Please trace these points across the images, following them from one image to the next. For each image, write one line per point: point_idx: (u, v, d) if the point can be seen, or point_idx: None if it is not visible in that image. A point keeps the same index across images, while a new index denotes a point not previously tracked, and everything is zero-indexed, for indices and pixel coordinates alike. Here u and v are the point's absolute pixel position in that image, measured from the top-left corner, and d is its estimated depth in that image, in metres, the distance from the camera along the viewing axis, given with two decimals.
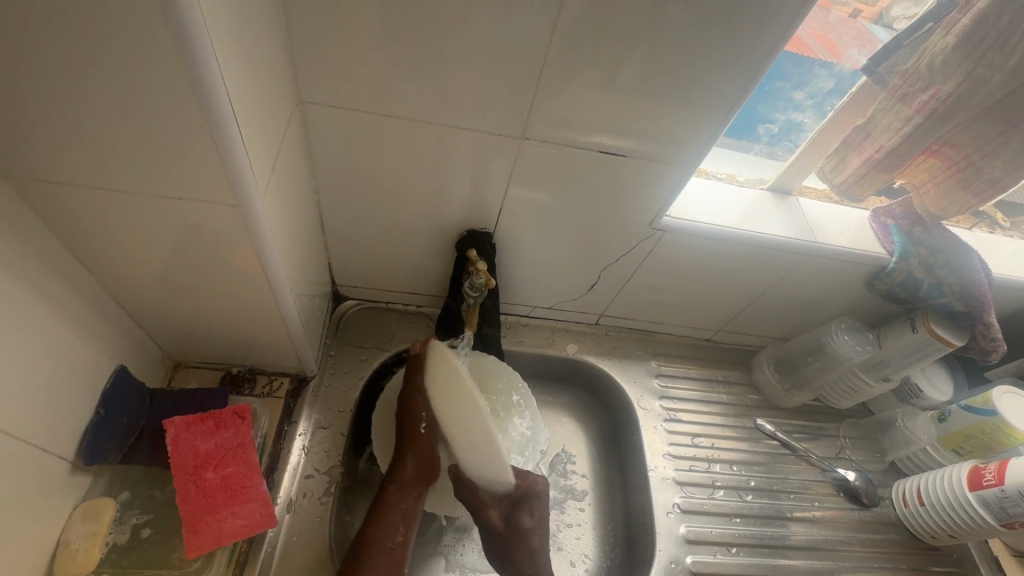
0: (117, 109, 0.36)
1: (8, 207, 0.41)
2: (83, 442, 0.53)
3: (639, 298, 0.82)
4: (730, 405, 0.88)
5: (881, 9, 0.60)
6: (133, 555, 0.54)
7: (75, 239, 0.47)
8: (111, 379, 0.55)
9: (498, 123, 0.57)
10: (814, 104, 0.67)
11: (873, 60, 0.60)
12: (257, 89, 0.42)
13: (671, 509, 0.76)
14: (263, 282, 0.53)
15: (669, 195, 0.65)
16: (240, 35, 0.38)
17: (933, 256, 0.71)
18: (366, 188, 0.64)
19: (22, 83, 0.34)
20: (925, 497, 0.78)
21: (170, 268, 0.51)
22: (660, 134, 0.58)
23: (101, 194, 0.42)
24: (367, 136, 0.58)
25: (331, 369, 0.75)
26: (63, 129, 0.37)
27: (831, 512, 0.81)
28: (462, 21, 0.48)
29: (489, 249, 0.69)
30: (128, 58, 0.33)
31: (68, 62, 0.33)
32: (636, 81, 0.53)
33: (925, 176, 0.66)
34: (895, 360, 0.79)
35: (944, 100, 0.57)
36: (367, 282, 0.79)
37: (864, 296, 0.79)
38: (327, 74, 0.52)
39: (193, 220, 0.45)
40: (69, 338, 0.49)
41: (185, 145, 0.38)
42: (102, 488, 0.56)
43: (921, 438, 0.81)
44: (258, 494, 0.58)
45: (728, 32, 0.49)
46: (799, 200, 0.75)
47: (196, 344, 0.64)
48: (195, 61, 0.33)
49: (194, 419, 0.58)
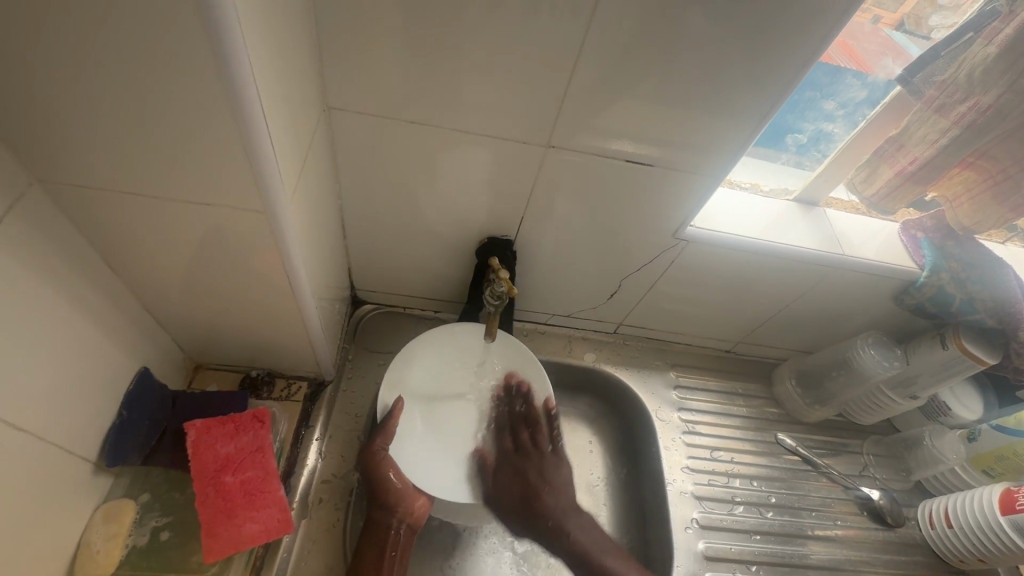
0: (153, 116, 0.36)
1: (40, 210, 0.41)
2: (106, 444, 0.53)
3: (658, 308, 0.81)
4: (750, 418, 0.87)
5: (903, 15, 0.58)
6: (153, 557, 0.54)
7: (104, 242, 0.47)
8: (134, 380, 0.56)
9: (524, 131, 0.56)
10: (844, 114, 0.65)
11: (909, 70, 0.58)
12: (288, 97, 0.42)
13: (689, 524, 0.75)
14: (287, 288, 0.53)
15: (694, 206, 0.64)
16: (273, 43, 0.37)
17: (966, 271, 0.69)
18: (388, 195, 0.64)
19: (58, 89, 0.34)
20: (953, 519, 0.75)
21: (194, 272, 0.51)
22: (686, 143, 0.57)
23: (130, 199, 0.43)
24: (391, 142, 0.58)
25: (348, 373, 0.75)
26: (96, 134, 0.37)
27: (853, 531, 0.79)
28: (490, 30, 0.48)
29: (509, 256, 0.69)
30: (165, 66, 0.33)
31: (105, 68, 0.33)
32: (665, 91, 0.52)
33: (959, 189, 0.64)
34: (923, 378, 0.77)
35: (983, 112, 0.56)
36: (385, 287, 0.79)
37: (891, 311, 0.77)
38: (354, 80, 0.52)
39: (220, 226, 0.45)
40: (96, 341, 0.50)
41: (215, 151, 0.38)
42: (123, 489, 0.56)
43: (949, 459, 0.78)
44: (276, 499, 0.57)
45: (761, 44, 0.48)
46: (827, 211, 0.73)
47: (217, 347, 0.64)
48: (231, 71, 0.33)
49: (214, 422, 0.58)
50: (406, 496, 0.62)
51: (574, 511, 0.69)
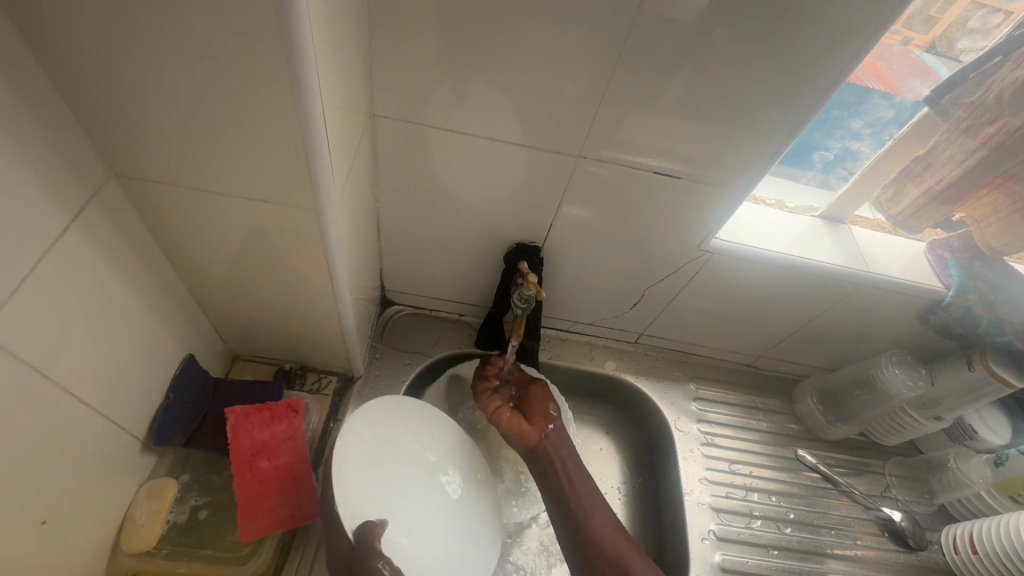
0: (221, 120, 0.39)
1: (114, 202, 0.45)
2: (153, 423, 0.56)
3: (680, 319, 0.82)
4: (769, 433, 0.86)
5: (934, 37, 0.59)
6: (191, 535, 0.57)
7: (164, 234, 0.50)
8: (181, 366, 0.59)
9: (557, 141, 0.59)
10: (872, 133, 0.65)
11: (936, 92, 0.59)
12: (341, 104, 0.45)
13: (706, 535, 0.75)
14: (327, 285, 0.56)
15: (720, 219, 0.65)
16: (334, 55, 0.41)
17: (993, 292, 0.69)
18: (423, 199, 0.67)
19: (140, 91, 0.38)
20: (978, 545, 0.74)
21: (242, 265, 0.55)
22: (715, 158, 0.59)
23: (192, 194, 0.46)
24: (430, 149, 0.60)
25: (375, 371, 0.78)
26: (168, 133, 0.41)
27: (874, 552, 0.78)
28: (529, 47, 0.51)
29: (537, 262, 0.71)
30: (238, 73, 0.36)
31: (184, 73, 0.36)
32: (696, 107, 0.54)
33: (987, 211, 0.65)
34: (948, 400, 0.77)
35: (1012, 132, 0.58)
36: (414, 289, 0.81)
37: (916, 331, 0.77)
38: (400, 89, 0.55)
39: (273, 223, 0.49)
40: (152, 327, 0.53)
41: (276, 153, 0.42)
42: (165, 469, 0.59)
43: (976, 482, 0.76)
44: (307, 486, 0.60)
45: (790, 64, 0.50)
46: (851, 229, 0.73)
47: (256, 339, 0.68)
48: (299, 79, 0.36)
49: (252, 409, 0.61)
50: None
51: (574, 461, 0.70)
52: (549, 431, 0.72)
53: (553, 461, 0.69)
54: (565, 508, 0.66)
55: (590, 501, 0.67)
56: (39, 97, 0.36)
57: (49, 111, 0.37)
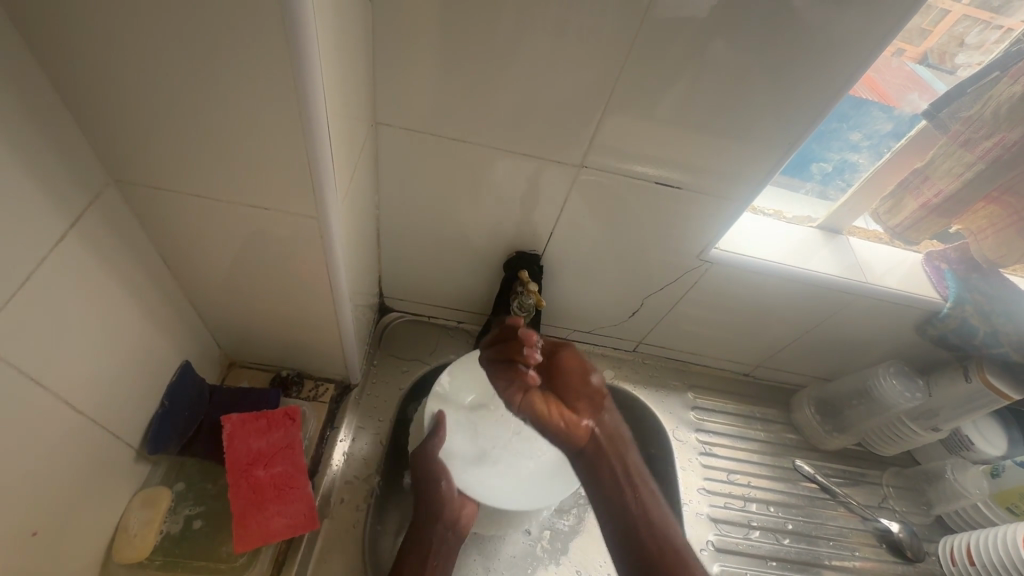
0: (223, 126, 0.39)
1: (113, 207, 0.45)
2: (149, 431, 0.55)
3: (678, 329, 0.82)
4: (767, 443, 0.86)
5: (927, 50, 0.58)
6: (184, 546, 0.56)
7: (163, 240, 0.50)
8: (177, 373, 0.58)
9: (558, 150, 0.59)
10: (870, 146, 0.66)
11: (934, 106, 0.60)
12: (344, 111, 0.44)
13: (704, 546, 0.74)
14: (326, 292, 0.56)
15: (720, 229, 0.65)
16: (338, 63, 0.40)
17: (991, 304, 0.69)
18: (423, 206, 0.66)
19: (142, 97, 0.37)
20: (976, 557, 0.73)
21: (241, 272, 0.54)
22: (715, 169, 0.59)
23: (192, 201, 0.46)
24: (431, 156, 0.60)
25: (372, 378, 0.77)
26: (168, 139, 0.40)
27: (871, 564, 0.78)
28: (532, 58, 0.51)
29: (537, 271, 0.71)
30: (242, 78, 0.36)
31: (187, 79, 0.36)
32: (697, 118, 0.54)
33: (983, 223, 0.66)
34: (945, 410, 0.76)
35: (1009, 147, 0.60)
36: (413, 296, 0.81)
37: (913, 341, 0.78)
38: (402, 97, 0.55)
39: (273, 230, 0.48)
40: (148, 333, 0.53)
41: (279, 159, 0.41)
42: (159, 478, 0.59)
43: (972, 494, 0.77)
44: (303, 495, 0.60)
45: (790, 76, 0.50)
46: (849, 240, 0.74)
47: (253, 346, 0.67)
48: (304, 87, 0.36)
49: (249, 417, 0.61)
50: (451, 502, 0.64)
51: (633, 460, 0.59)
52: (599, 421, 0.61)
53: (608, 461, 0.59)
54: (625, 521, 0.56)
55: (658, 517, 0.57)
56: (41, 102, 0.36)
57: (50, 116, 0.37)
